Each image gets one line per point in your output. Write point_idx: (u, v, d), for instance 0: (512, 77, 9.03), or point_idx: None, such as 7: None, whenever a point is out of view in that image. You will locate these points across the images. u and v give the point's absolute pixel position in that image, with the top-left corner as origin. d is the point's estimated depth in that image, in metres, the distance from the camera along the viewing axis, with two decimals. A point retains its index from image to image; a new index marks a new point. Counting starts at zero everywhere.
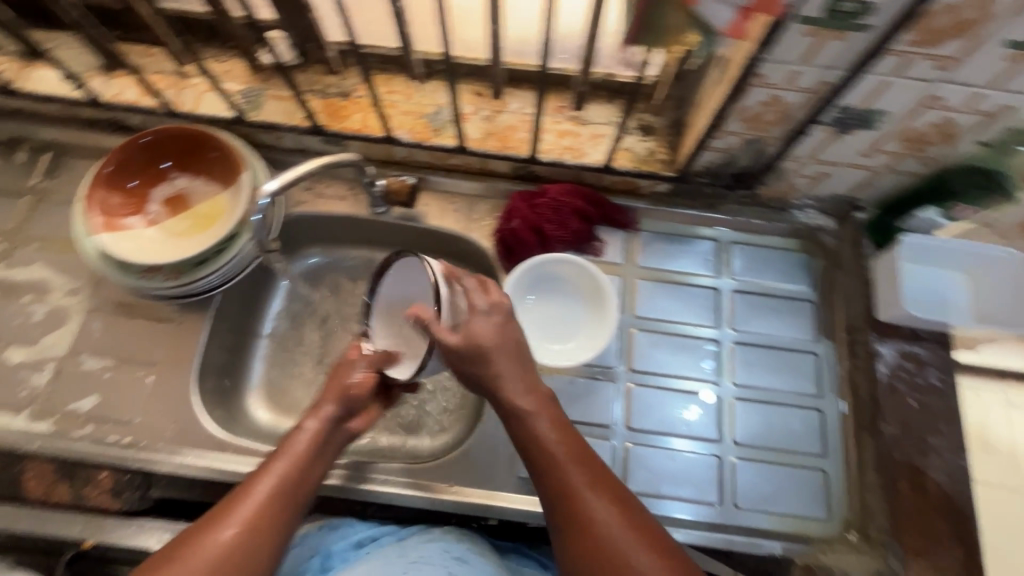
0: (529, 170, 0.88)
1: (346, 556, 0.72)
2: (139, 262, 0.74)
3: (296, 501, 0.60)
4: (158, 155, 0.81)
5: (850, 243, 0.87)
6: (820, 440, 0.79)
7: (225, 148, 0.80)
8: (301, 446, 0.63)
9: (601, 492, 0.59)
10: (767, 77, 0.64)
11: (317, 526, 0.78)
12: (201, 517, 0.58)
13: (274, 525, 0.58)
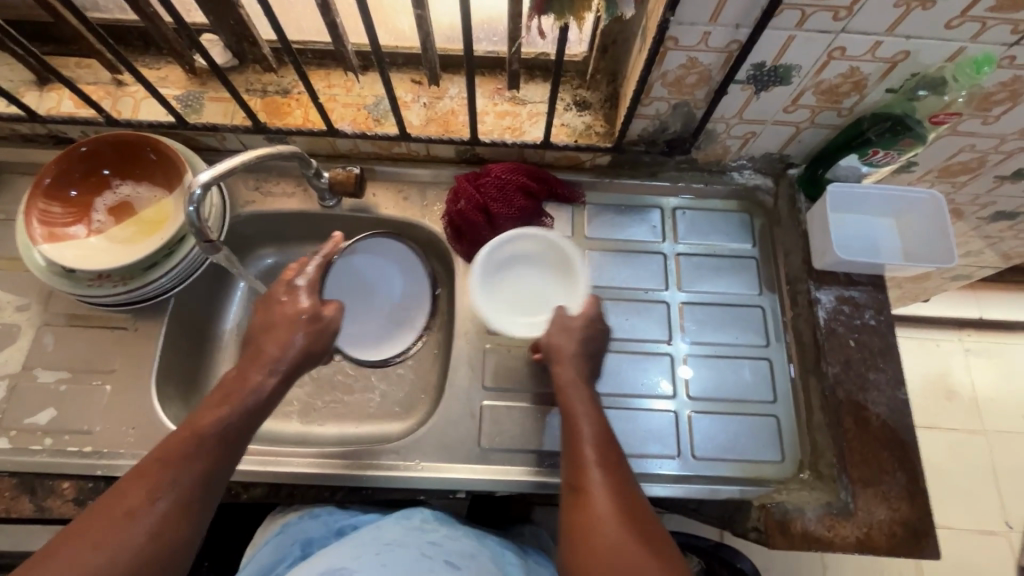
0: (472, 153, 0.90)
1: (327, 543, 0.72)
2: (85, 271, 0.75)
3: (226, 452, 0.61)
4: (99, 164, 0.81)
5: (786, 199, 0.92)
6: (771, 387, 0.84)
7: (165, 151, 0.80)
8: (237, 401, 0.65)
9: (603, 460, 0.64)
10: (680, 40, 0.67)
11: (299, 515, 0.77)
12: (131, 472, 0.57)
13: (206, 473, 0.59)
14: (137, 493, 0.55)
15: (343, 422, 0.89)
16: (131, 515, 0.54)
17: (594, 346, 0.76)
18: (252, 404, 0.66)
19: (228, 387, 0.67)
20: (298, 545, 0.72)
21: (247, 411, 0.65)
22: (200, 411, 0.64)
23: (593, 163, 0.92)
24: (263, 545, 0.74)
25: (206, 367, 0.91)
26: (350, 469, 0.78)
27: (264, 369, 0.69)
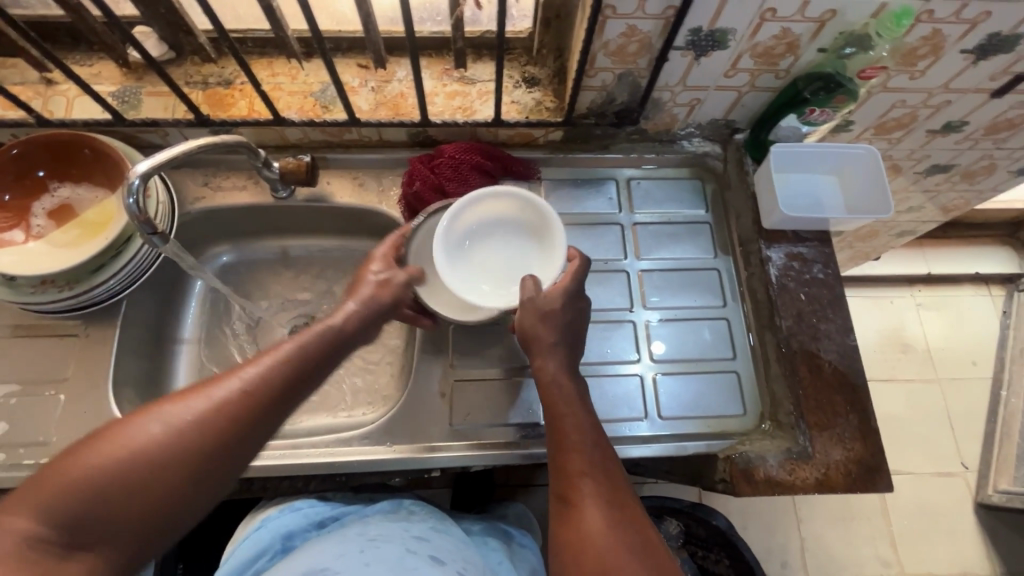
0: (425, 135, 0.90)
1: (308, 536, 0.74)
2: (25, 276, 0.72)
3: (303, 371, 0.60)
4: (32, 166, 0.77)
5: (735, 163, 0.95)
6: (730, 345, 0.87)
7: (103, 148, 0.77)
8: (319, 337, 0.63)
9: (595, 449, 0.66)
10: (618, 7, 0.68)
11: (278, 509, 0.77)
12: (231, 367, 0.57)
13: (271, 399, 0.56)
14: (208, 396, 0.53)
15: (315, 414, 0.89)
16: (201, 418, 0.52)
17: (561, 319, 0.74)
18: (336, 341, 0.65)
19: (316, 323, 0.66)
20: (279, 538, 0.73)
21: (325, 352, 0.63)
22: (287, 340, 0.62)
23: (546, 139, 0.93)
24: (241, 541, 0.74)
25: (166, 369, 0.89)
26: (321, 457, 0.77)
27: (352, 313, 0.69)
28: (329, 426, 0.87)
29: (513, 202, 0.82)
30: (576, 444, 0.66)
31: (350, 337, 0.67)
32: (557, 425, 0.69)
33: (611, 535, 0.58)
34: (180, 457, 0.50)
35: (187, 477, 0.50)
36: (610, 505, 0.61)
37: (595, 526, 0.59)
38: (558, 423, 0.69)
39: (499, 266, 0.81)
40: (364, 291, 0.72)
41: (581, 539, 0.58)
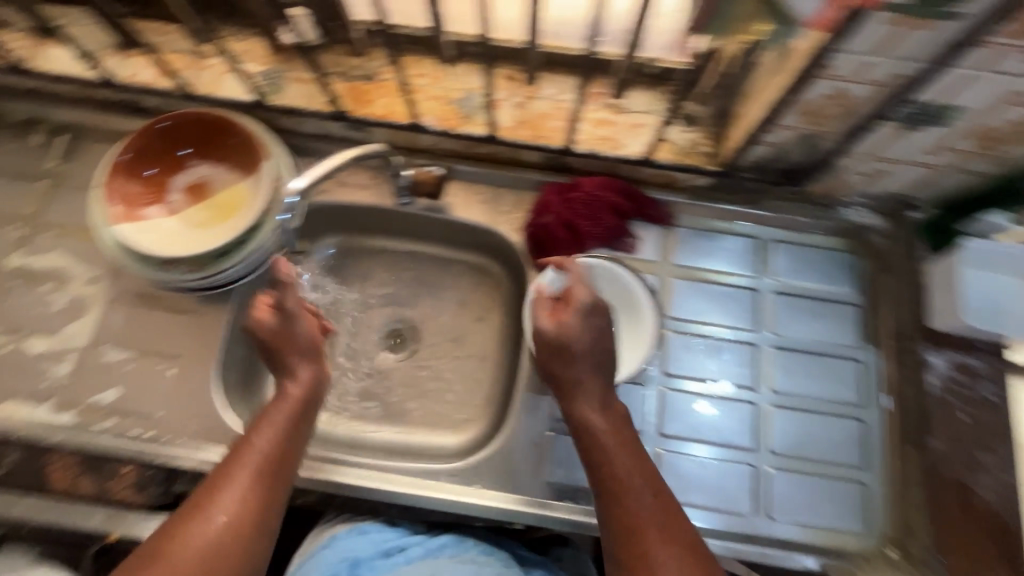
0: (561, 161, 0.84)
1: (375, 565, 0.72)
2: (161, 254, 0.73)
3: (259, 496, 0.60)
4: (178, 142, 0.78)
5: (902, 245, 0.83)
6: (860, 451, 0.77)
7: (248, 134, 0.77)
8: (280, 417, 0.65)
9: (650, 489, 0.60)
10: (835, 69, 0.58)
11: (346, 529, 0.76)
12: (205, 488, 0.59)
13: (278, 481, 0.62)
14: (226, 496, 0.58)
15: (395, 430, 0.85)
16: (234, 519, 0.58)
17: (591, 347, 0.67)
18: (298, 412, 0.67)
19: (273, 402, 0.67)
20: (345, 564, 0.72)
21: (297, 425, 0.66)
22: (250, 430, 0.64)
23: (690, 184, 0.85)
24: (310, 557, 0.74)
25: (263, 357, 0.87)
26: (409, 487, 0.75)
27: (302, 382, 0.69)
28: (409, 446, 0.84)
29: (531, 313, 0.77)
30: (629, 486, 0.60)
31: (295, 451, 0.65)
32: (600, 468, 0.62)
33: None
34: (224, 555, 0.56)
35: (233, 572, 0.56)
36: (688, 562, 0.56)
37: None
38: (603, 467, 0.62)
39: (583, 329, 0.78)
40: (298, 360, 0.69)
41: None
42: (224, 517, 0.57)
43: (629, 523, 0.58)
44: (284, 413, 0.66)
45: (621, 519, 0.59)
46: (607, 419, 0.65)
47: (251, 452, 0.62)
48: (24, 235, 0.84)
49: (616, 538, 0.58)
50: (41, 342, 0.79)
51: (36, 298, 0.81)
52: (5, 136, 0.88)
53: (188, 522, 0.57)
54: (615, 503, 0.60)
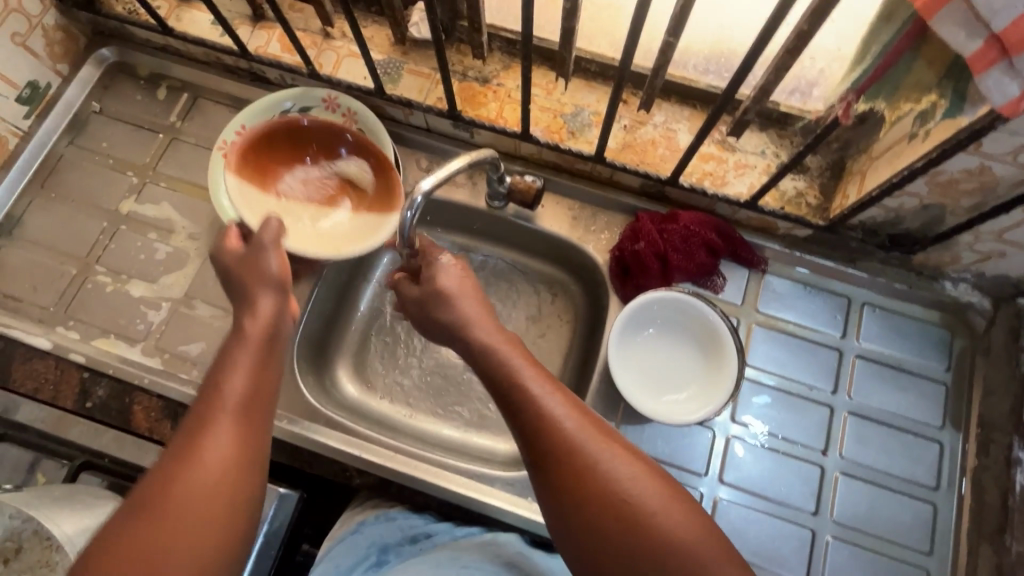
0: (660, 190, 0.83)
1: (403, 551, 0.73)
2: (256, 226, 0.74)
3: (243, 430, 0.52)
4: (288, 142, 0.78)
5: (1004, 329, 0.79)
6: (929, 538, 0.74)
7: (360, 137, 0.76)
8: (246, 356, 0.55)
9: (582, 418, 0.54)
10: (986, 145, 0.55)
11: (374, 516, 0.77)
12: (163, 465, 0.49)
13: (258, 413, 0.54)
14: (210, 438, 0.50)
15: (452, 425, 0.86)
16: (227, 456, 0.50)
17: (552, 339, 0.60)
18: (263, 345, 0.57)
19: (236, 333, 0.57)
20: (374, 551, 0.72)
21: (267, 362, 0.57)
22: (213, 378, 0.54)
23: (787, 232, 0.83)
24: (336, 543, 0.75)
25: (338, 336, 0.89)
26: (466, 489, 0.76)
27: (263, 314, 0.58)
28: (466, 446, 0.85)
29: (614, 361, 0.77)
30: (564, 421, 0.53)
31: (280, 339, 0.59)
32: (523, 405, 0.54)
33: (676, 514, 0.49)
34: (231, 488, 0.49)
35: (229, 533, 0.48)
36: (648, 482, 0.50)
37: (648, 508, 0.49)
38: (515, 397, 0.55)
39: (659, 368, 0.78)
40: (268, 298, 0.59)
41: (637, 534, 0.48)
42: (216, 455, 0.49)
43: (574, 455, 0.51)
44: (251, 348, 0.56)
45: (560, 453, 0.51)
46: (529, 358, 0.59)
47: (227, 380, 0.53)
48: (138, 183, 0.89)
49: (556, 478, 0.51)
50: (140, 287, 0.84)
51: (142, 245, 0.86)
52: (136, 87, 0.94)
53: (189, 448, 0.49)
54: (554, 436, 0.52)
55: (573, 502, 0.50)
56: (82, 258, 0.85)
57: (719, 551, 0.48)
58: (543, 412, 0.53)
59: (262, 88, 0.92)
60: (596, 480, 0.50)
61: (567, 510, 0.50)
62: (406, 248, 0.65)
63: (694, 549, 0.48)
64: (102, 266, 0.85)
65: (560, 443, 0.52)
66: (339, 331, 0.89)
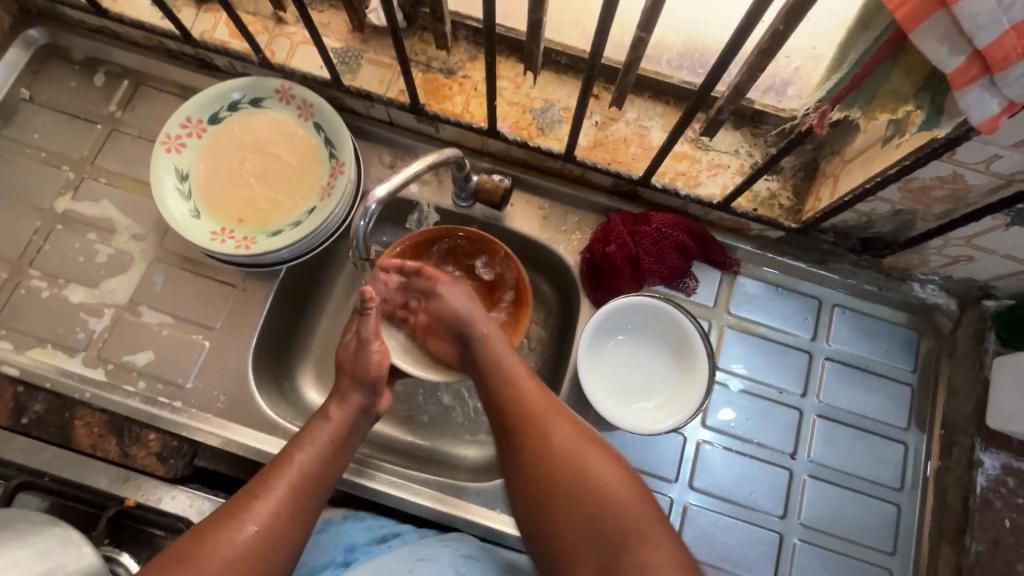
0: (632, 190, 0.80)
1: (369, 551, 0.70)
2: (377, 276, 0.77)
3: (302, 495, 0.60)
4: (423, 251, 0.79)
5: (969, 331, 0.80)
6: (892, 538, 0.75)
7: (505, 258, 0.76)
8: (323, 437, 0.64)
9: (547, 397, 0.62)
10: (959, 153, 0.54)
11: (342, 515, 0.75)
12: (223, 507, 0.57)
13: (318, 492, 0.61)
14: (263, 507, 0.57)
15: (420, 433, 0.84)
16: (273, 522, 0.57)
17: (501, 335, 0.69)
18: (341, 430, 0.65)
19: (319, 415, 0.66)
20: (340, 551, 0.70)
21: (341, 442, 0.65)
22: (290, 447, 0.63)
23: (760, 233, 0.81)
24: (306, 541, 0.73)
25: (298, 341, 0.85)
26: (432, 499, 0.74)
27: (350, 407, 0.67)
28: (433, 454, 0.83)
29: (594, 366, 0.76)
30: (531, 397, 0.62)
31: (349, 429, 0.66)
32: (497, 383, 0.64)
33: (615, 483, 0.56)
34: (268, 545, 0.55)
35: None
36: (593, 452, 0.58)
37: (591, 474, 0.56)
38: (491, 375, 0.65)
39: (627, 374, 0.77)
40: (359, 394, 0.68)
41: (576, 492, 0.56)
42: (263, 517, 0.56)
43: (532, 424, 0.60)
44: (328, 430, 0.65)
45: (523, 422, 0.60)
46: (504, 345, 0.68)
47: (302, 452, 0.62)
48: (75, 179, 0.82)
49: (516, 443, 0.60)
50: (80, 292, 0.78)
51: (80, 246, 0.79)
52: (69, 73, 0.86)
53: (252, 496, 0.58)
54: (518, 408, 0.61)
55: (528, 463, 0.59)
56: (13, 261, 0.79)
57: (651, 523, 0.54)
58: (511, 388, 0.63)
59: (210, 76, 0.86)
60: (547, 443, 0.58)
61: (524, 470, 0.59)
62: (364, 258, 0.62)
63: (626, 514, 0.54)
64: (37, 269, 0.78)
65: (523, 413, 0.61)
66: (300, 336, 0.85)
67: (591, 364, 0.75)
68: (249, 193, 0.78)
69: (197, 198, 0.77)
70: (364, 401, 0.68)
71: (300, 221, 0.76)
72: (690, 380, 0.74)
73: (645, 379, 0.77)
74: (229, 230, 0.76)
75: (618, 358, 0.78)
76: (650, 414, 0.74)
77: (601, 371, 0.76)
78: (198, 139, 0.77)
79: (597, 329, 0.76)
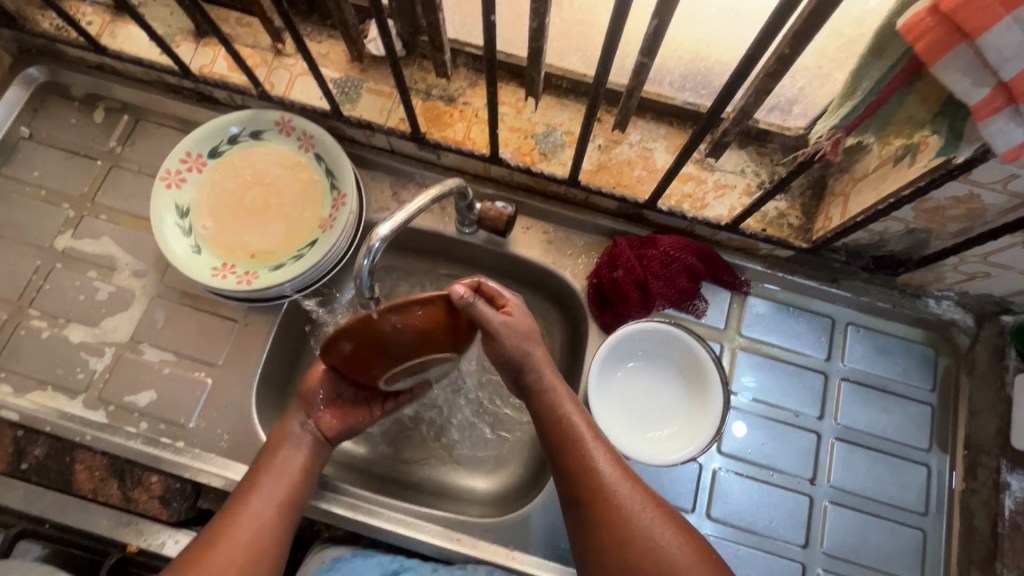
0: (638, 212, 0.79)
1: None
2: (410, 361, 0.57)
3: (263, 530, 0.60)
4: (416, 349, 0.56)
5: (988, 347, 0.78)
6: (920, 565, 0.73)
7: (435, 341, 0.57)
8: (276, 471, 0.64)
9: (616, 465, 0.60)
10: (975, 174, 0.53)
11: (351, 552, 0.72)
12: (194, 544, 0.58)
13: (280, 523, 0.61)
14: (229, 542, 0.58)
15: (427, 466, 0.82)
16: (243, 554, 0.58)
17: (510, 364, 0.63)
18: (278, 484, 0.63)
19: (254, 476, 0.63)
20: None
21: (285, 490, 0.63)
22: (249, 480, 0.63)
23: (769, 253, 0.80)
24: None
25: (302, 374, 0.83)
26: (440, 538, 0.71)
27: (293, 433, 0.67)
28: (441, 487, 0.80)
29: (601, 373, 0.74)
30: (604, 474, 0.59)
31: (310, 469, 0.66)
32: (556, 417, 0.62)
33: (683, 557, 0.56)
34: None
35: None
36: (661, 524, 0.57)
37: (664, 550, 0.56)
38: (560, 451, 0.61)
39: (634, 402, 0.75)
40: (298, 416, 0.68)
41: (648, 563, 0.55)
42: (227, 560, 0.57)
43: (604, 499, 0.58)
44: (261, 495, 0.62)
45: (591, 491, 0.59)
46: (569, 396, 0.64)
47: (241, 522, 0.59)
48: (74, 216, 0.81)
49: (587, 522, 0.59)
50: (80, 332, 0.76)
51: (80, 284, 0.78)
52: (69, 110, 0.86)
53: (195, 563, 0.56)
54: (593, 485, 0.59)
55: (597, 538, 0.58)
56: (13, 301, 0.77)
57: None
58: (582, 464, 0.60)
59: (211, 110, 0.85)
60: (620, 521, 0.57)
61: (597, 550, 0.57)
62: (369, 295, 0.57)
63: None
64: (37, 309, 0.77)
65: (591, 486, 0.59)
66: (303, 370, 0.83)
67: (597, 377, 0.72)
68: (251, 227, 0.77)
69: (198, 234, 0.76)
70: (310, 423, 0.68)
71: (302, 254, 0.75)
72: (703, 418, 0.72)
73: (651, 411, 0.75)
74: (231, 265, 0.75)
75: (620, 378, 0.76)
76: (656, 445, 0.72)
77: (604, 386, 0.75)
78: (198, 173, 0.77)
79: (613, 341, 0.72)
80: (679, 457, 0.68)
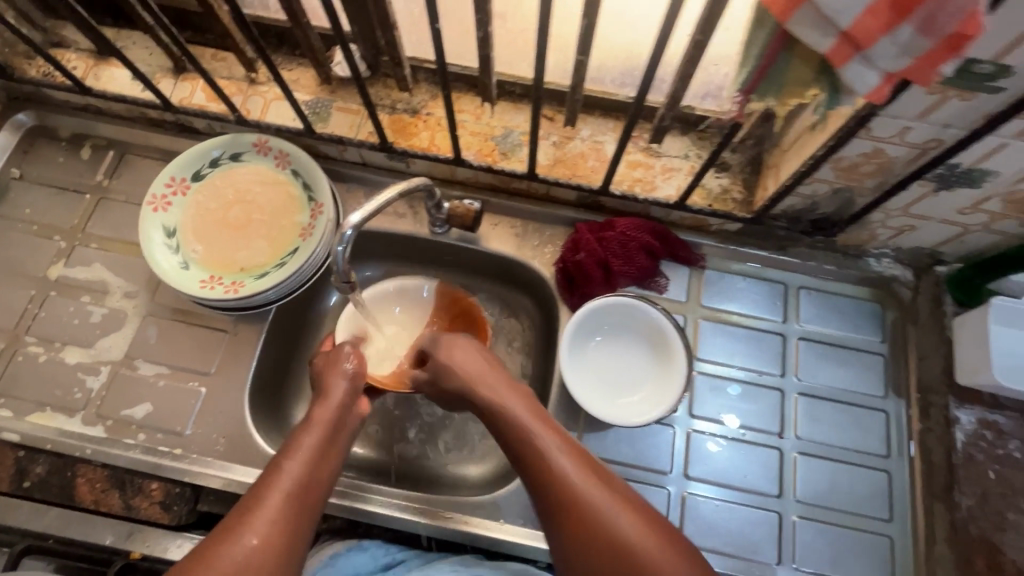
0: (595, 201, 0.86)
1: None
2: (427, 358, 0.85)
3: (297, 505, 0.58)
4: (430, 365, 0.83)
5: (928, 297, 0.84)
6: (888, 504, 0.77)
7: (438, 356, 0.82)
8: (310, 444, 0.62)
9: (564, 444, 0.62)
10: (874, 130, 0.60)
11: (346, 547, 0.75)
12: (215, 529, 0.55)
13: (314, 498, 0.59)
14: (260, 518, 0.55)
15: (417, 456, 0.85)
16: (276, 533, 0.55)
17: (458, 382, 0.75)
18: (313, 457, 0.61)
19: (286, 450, 0.62)
20: None
21: (320, 465, 0.62)
22: (279, 455, 0.61)
23: (720, 228, 0.86)
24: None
25: (293, 379, 0.87)
26: (433, 518, 0.74)
27: (332, 404, 0.67)
28: (432, 475, 0.84)
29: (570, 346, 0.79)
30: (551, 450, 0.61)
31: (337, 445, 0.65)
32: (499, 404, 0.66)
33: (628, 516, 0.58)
34: None
35: None
36: (610, 495, 0.59)
37: (609, 513, 0.57)
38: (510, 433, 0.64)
39: (604, 371, 0.80)
40: (340, 387, 0.68)
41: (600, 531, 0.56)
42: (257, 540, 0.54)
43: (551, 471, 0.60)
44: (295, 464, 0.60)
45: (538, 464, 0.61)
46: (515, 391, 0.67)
47: (276, 491, 0.57)
48: (65, 247, 0.86)
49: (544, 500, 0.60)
50: (76, 354, 0.80)
51: (75, 309, 0.82)
52: (57, 150, 0.91)
53: (218, 544, 0.53)
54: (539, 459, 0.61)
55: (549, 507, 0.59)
56: (10, 330, 0.81)
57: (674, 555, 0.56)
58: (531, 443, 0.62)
59: (192, 139, 0.91)
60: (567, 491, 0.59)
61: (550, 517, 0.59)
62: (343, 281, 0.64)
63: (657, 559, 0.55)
64: (33, 335, 0.81)
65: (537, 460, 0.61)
66: (293, 375, 0.87)
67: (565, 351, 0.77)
68: (235, 242, 0.82)
69: (186, 251, 0.81)
70: (350, 393, 0.69)
71: (284, 262, 0.80)
72: (668, 381, 0.77)
73: (621, 379, 0.80)
74: (218, 277, 0.80)
75: (589, 349, 0.81)
76: (627, 410, 0.78)
77: (574, 358, 0.80)
78: (183, 196, 0.82)
79: (579, 317, 0.78)
80: (647, 419, 0.73)
